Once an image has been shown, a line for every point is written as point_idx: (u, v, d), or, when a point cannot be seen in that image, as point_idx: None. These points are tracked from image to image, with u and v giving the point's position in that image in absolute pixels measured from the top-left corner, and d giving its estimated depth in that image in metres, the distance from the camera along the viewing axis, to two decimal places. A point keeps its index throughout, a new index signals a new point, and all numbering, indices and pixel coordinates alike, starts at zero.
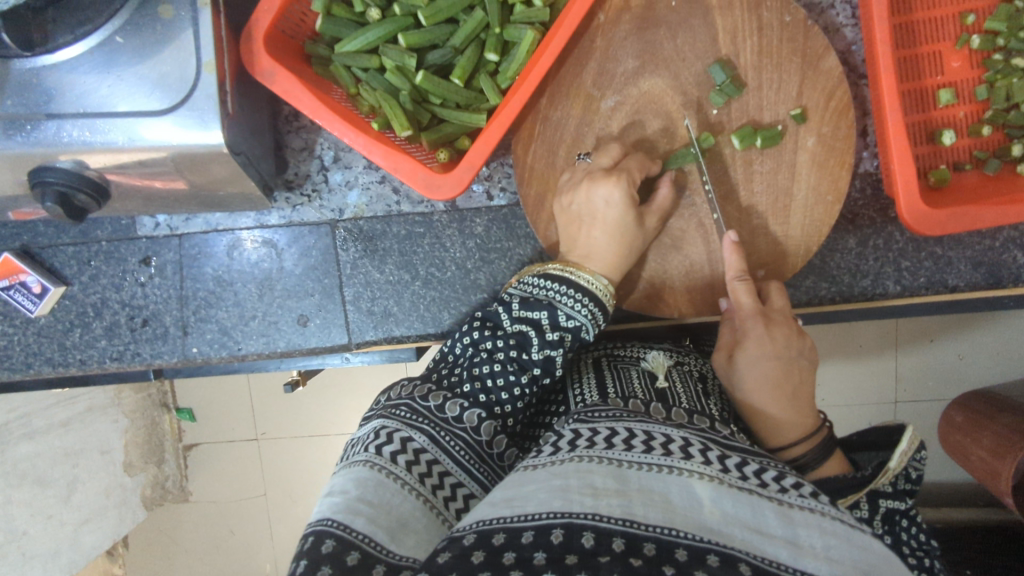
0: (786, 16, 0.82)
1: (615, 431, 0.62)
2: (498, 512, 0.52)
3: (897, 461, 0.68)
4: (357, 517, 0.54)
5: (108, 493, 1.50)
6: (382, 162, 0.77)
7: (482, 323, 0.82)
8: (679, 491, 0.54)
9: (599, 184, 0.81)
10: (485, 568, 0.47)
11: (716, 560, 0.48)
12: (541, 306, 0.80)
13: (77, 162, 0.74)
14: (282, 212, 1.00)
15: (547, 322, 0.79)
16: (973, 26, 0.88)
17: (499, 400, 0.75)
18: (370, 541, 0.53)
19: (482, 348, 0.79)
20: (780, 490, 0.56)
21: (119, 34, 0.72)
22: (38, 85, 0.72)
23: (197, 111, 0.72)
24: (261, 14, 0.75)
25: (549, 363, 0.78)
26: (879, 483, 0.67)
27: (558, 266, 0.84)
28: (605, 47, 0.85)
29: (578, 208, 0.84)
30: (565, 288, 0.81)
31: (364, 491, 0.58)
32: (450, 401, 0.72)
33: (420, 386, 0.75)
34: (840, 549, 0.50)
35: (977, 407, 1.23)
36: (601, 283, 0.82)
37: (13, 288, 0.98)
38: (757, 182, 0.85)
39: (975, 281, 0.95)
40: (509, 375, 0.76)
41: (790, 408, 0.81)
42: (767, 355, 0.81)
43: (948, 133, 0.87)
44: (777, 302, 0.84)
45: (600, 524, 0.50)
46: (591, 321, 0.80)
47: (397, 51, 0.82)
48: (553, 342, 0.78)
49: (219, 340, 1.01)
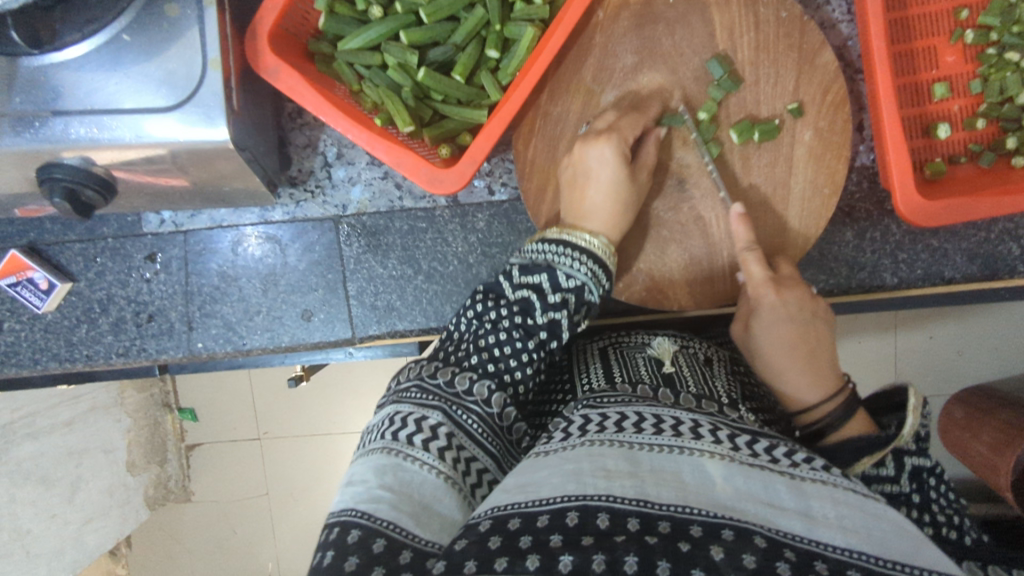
0: (782, 12, 0.83)
1: (625, 416, 0.64)
2: (512, 499, 0.53)
3: (913, 422, 0.68)
4: (380, 505, 0.56)
5: (111, 492, 1.50)
6: (385, 157, 0.78)
7: (485, 295, 0.79)
8: (692, 470, 0.55)
9: (590, 145, 0.82)
10: (501, 553, 0.48)
11: (731, 534, 0.49)
12: (540, 269, 0.76)
13: (83, 158, 0.75)
14: (285, 209, 1.01)
15: (548, 285, 0.75)
16: (966, 21, 0.89)
17: (508, 368, 0.73)
18: (396, 528, 0.54)
19: (486, 320, 0.76)
20: (791, 465, 0.57)
21: (125, 32, 0.73)
22: (46, 83, 0.73)
23: (203, 108, 0.74)
24: (264, 12, 0.76)
25: (554, 327, 0.75)
26: (902, 441, 0.68)
27: (555, 230, 0.80)
28: (605, 43, 0.86)
29: (572, 169, 0.85)
30: (563, 248, 0.77)
31: (385, 478, 0.59)
32: (459, 375, 0.72)
33: (428, 365, 0.74)
34: (854, 518, 0.51)
35: (977, 401, 1.25)
36: (599, 241, 0.79)
37: (20, 284, 0.99)
38: (755, 175, 0.86)
39: (972, 272, 0.96)
40: (515, 343, 0.74)
41: (810, 370, 0.81)
42: (781, 319, 0.81)
43: (943, 126, 0.88)
44: (785, 269, 0.85)
45: (615, 505, 0.51)
46: (593, 279, 0.77)
47: (399, 48, 0.84)
48: (555, 305, 0.74)
49: (224, 335, 1.02)
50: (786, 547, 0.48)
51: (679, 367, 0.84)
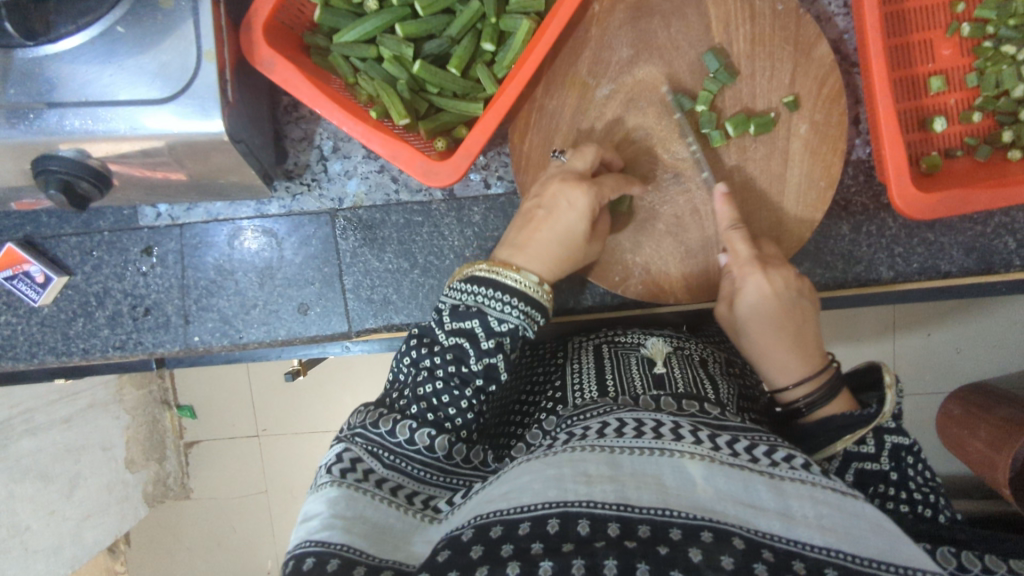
0: (778, 5, 0.83)
1: (606, 423, 0.63)
2: (495, 505, 0.54)
3: (891, 400, 0.68)
4: (333, 530, 0.55)
5: (109, 489, 1.50)
6: (380, 150, 0.78)
7: (420, 340, 0.76)
8: (672, 472, 0.55)
9: (569, 186, 0.79)
10: (483, 560, 0.49)
11: (710, 536, 0.49)
12: (471, 314, 0.73)
13: (79, 150, 0.75)
14: (282, 202, 1.01)
15: (481, 330, 0.72)
16: (962, 14, 0.89)
17: (449, 416, 0.71)
18: (352, 549, 0.54)
19: (423, 367, 0.74)
20: (771, 464, 0.57)
21: (120, 24, 0.73)
22: (40, 74, 0.73)
23: (198, 100, 0.74)
24: (260, 4, 0.76)
25: (491, 371, 0.73)
26: (883, 421, 0.68)
27: (482, 268, 0.76)
28: (600, 36, 0.86)
29: (538, 201, 0.81)
30: (492, 291, 0.73)
31: (338, 508, 0.58)
32: (399, 424, 0.70)
33: (373, 412, 0.72)
34: (833, 517, 0.51)
35: (975, 398, 1.25)
36: (530, 281, 0.75)
37: (16, 278, 0.99)
38: (751, 168, 0.86)
39: (968, 266, 0.96)
40: (453, 391, 0.71)
41: (796, 349, 0.79)
42: (766, 300, 0.80)
43: (938, 120, 0.88)
44: (770, 249, 0.84)
45: (595, 510, 0.51)
46: (526, 320, 0.74)
47: (395, 41, 0.84)
48: (489, 350, 0.72)
49: (220, 328, 1.02)
50: (764, 547, 0.49)
51: (671, 368, 0.83)
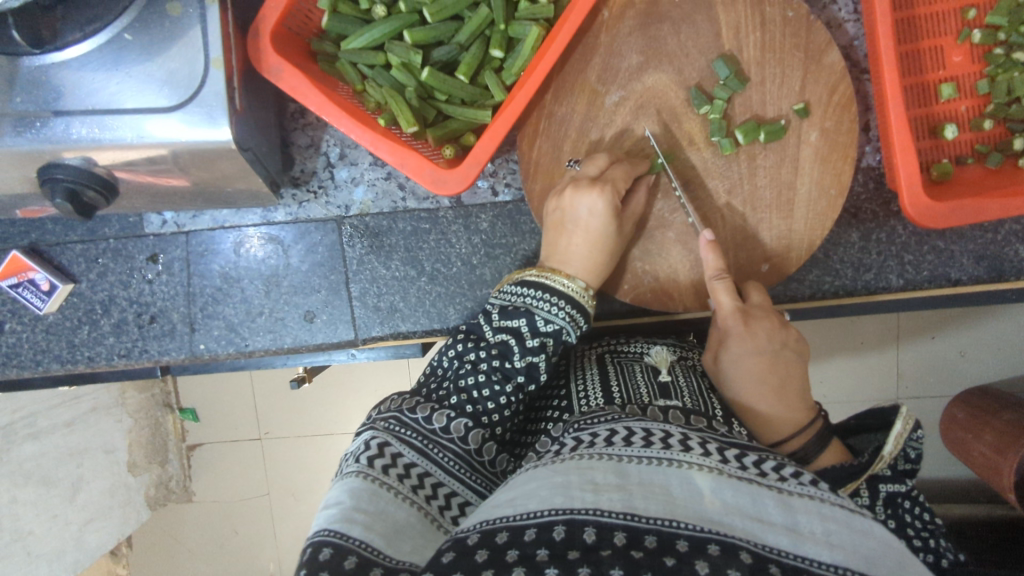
0: (789, 12, 0.82)
1: (614, 431, 0.62)
2: (500, 512, 0.53)
3: (892, 449, 0.68)
4: (354, 526, 0.55)
5: (112, 493, 1.50)
6: (389, 157, 0.77)
7: (467, 336, 0.82)
8: (679, 483, 0.54)
9: (583, 193, 0.81)
10: (487, 566, 0.47)
11: (717, 550, 0.48)
12: (519, 313, 0.79)
13: (85, 159, 0.75)
14: (288, 209, 1.00)
15: (527, 329, 0.78)
16: (973, 21, 0.89)
17: (486, 410, 0.75)
18: (368, 547, 0.53)
19: (467, 360, 0.79)
20: (780, 479, 0.56)
21: (127, 31, 0.72)
22: (47, 82, 0.72)
23: (206, 108, 0.73)
24: (267, 11, 0.76)
25: (532, 370, 0.77)
26: (878, 469, 0.68)
27: (533, 272, 0.84)
28: (610, 43, 0.85)
29: (561, 213, 0.84)
30: (541, 294, 0.80)
31: (359, 501, 0.58)
32: (437, 412, 0.73)
33: (409, 399, 0.75)
34: (841, 534, 0.50)
35: (978, 403, 1.24)
36: (577, 286, 0.82)
37: (21, 286, 0.98)
38: (761, 176, 0.86)
39: (978, 274, 0.95)
40: (494, 385, 0.76)
41: (779, 403, 0.80)
42: (750, 354, 0.81)
43: (949, 127, 0.88)
44: (755, 298, 0.84)
45: (602, 518, 0.50)
46: (571, 323, 0.80)
47: (403, 48, 0.83)
48: (533, 348, 0.77)
49: (226, 336, 1.01)
50: (772, 562, 0.48)
51: (676, 377, 0.84)
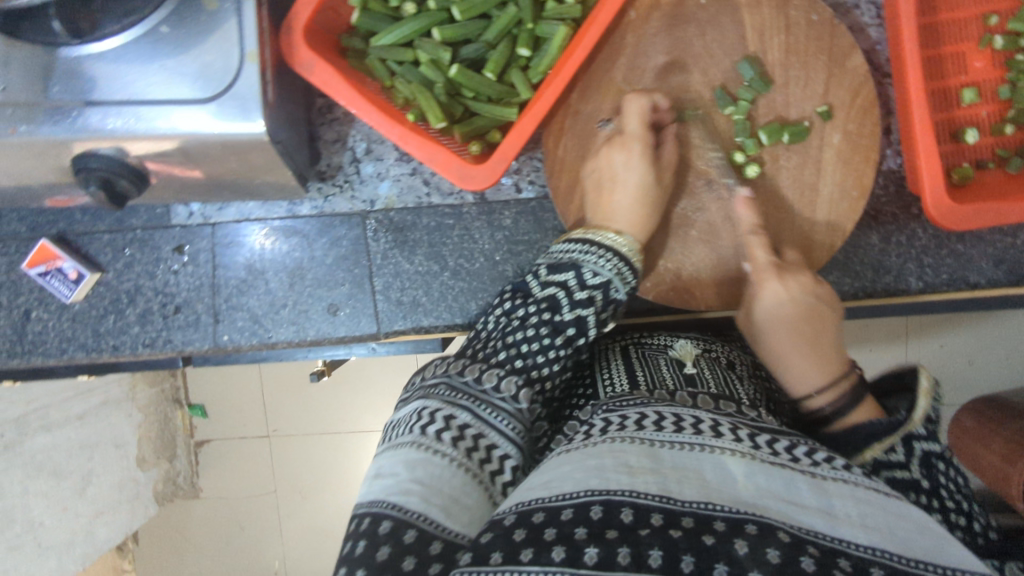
0: (813, 15, 0.84)
1: (644, 415, 0.63)
2: (537, 495, 0.53)
3: (925, 406, 0.73)
4: (410, 497, 0.57)
5: (122, 486, 1.51)
6: (417, 152, 0.78)
7: (514, 295, 0.85)
8: (713, 468, 0.54)
9: (617, 150, 0.86)
10: (526, 544, 0.48)
11: (753, 529, 0.48)
12: (567, 267, 0.82)
13: (118, 148, 0.76)
14: (313, 202, 1.01)
15: (575, 282, 0.80)
16: (995, 27, 0.90)
17: (536, 366, 0.76)
18: (425, 519, 0.56)
19: (515, 317, 0.80)
20: (813, 463, 0.57)
21: (164, 25, 0.74)
22: (84, 73, 0.74)
23: (240, 101, 0.74)
24: (300, 7, 0.77)
25: (581, 324, 0.79)
26: (913, 427, 0.73)
27: (580, 230, 0.86)
28: (636, 43, 0.86)
29: (599, 173, 0.87)
30: (588, 247, 0.82)
31: (416, 472, 0.60)
32: (487, 372, 0.73)
33: (457, 361, 0.75)
34: (875, 517, 0.51)
35: (990, 411, 1.24)
36: (625, 240, 0.83)
37: (50, 274, 0.99)
38: (784, 177, 0.86)
39: (997, 278, 0.96)
40: (544, 339, 0.77)
41: (814, 355, 0.83)
42: (785, 305, 0.82)
43: (971, 132, 0.89)
44: (789, 256, 0.85)
45: (638, 500, 0.50)
46: (618, 276, 0.81)
47: (432, 45, 0.85)
48: (582, 301, 0.79)
49: (250, 327, 1.02)
50: (809, 543, 0.48)
51: (701, 369, 0.85)
